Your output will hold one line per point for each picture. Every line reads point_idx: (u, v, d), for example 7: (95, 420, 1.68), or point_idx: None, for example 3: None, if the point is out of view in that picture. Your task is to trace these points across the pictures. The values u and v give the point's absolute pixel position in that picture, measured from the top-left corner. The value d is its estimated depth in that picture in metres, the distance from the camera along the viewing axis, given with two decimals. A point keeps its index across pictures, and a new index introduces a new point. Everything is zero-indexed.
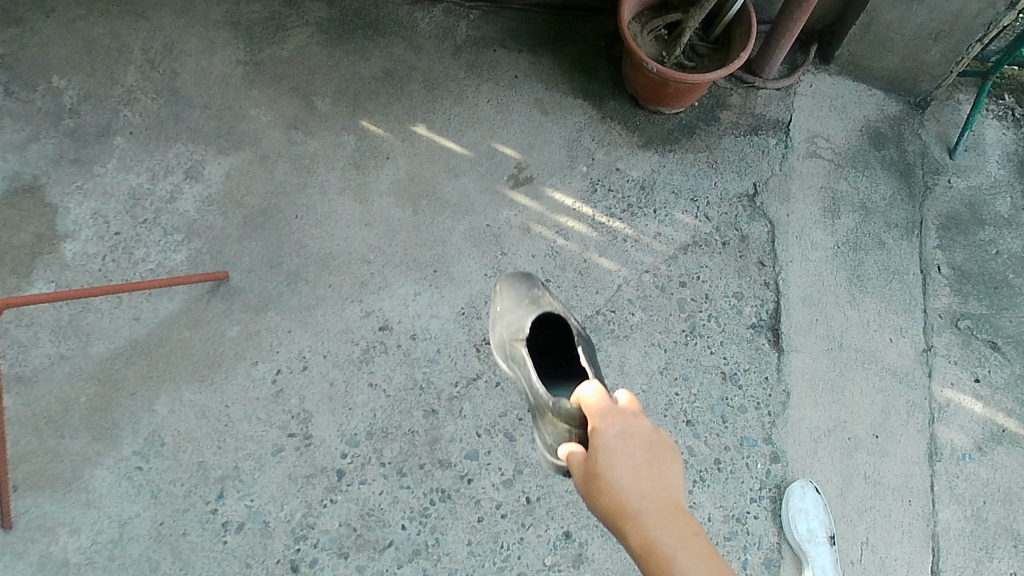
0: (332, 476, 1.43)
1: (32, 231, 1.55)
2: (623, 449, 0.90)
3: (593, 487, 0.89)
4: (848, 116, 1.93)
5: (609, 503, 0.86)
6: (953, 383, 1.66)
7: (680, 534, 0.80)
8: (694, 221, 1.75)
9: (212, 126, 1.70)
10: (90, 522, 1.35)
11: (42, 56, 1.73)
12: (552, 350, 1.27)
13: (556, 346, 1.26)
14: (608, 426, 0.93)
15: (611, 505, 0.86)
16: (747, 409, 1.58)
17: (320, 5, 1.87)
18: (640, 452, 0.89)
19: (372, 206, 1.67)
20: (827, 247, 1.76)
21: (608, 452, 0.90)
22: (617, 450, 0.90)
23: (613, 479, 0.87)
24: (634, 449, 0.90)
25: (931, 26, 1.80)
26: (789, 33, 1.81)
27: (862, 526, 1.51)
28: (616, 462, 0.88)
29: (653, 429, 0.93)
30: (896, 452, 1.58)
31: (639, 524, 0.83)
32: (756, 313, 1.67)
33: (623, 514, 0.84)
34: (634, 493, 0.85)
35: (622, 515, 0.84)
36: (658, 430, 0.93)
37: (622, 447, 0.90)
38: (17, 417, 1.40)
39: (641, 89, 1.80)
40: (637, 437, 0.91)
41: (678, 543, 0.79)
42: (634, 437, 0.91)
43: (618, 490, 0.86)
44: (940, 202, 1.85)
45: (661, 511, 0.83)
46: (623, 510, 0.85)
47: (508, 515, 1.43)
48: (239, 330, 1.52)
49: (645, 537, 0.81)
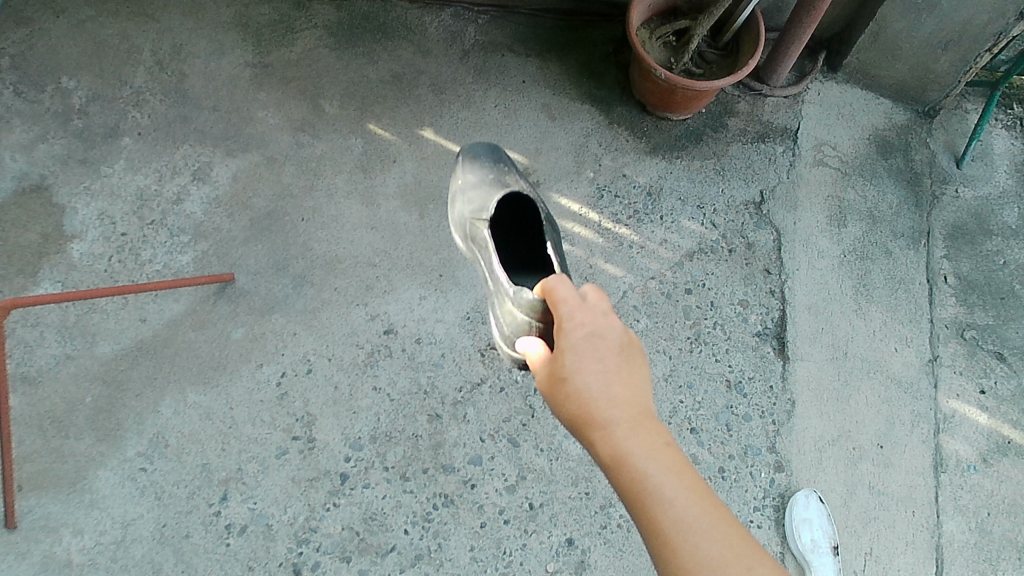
0: (335, 479, 1.43)
1: (39, 231, 1.56)
2: (593, 354, 0.92)
3: (561, 390, 0.91)
4: (856, 124, 1.92)
5: (577, 408, 0.88)
6: (958, 393, 1.65)
7: (650, 445, 0.83)
8: (700, 228, 1.75)
9: (220, 128, 1.71)
10: (93, 522, 1.35)
11: (51, 57, 1.73)
12: (513, 231, 1.35)
13: (518, 229, 1.34)
14: (575, 326, 0.94)
15: (580, 410, 0.88)
16: (752, 418, 1.58)
17: (329, 8, 1.87)
18: (610, 358, 0.91)
19: (378, 210, 1.67)
20: (833, 256, 1.76)
21: (576, 355, 0.92)
22: (586, 354, 0.91)
23: (583, 385, 0.89)
24: (604, 354, 0.92)
25: (941, 35, 1.80)
26: (798, 40, 1.81)
27: (865, 536, 1.51)
28: (586, 368, 0.90)
29: (622, 331, 0.95)
30: (901, 463, 1.58)
31: (609, 432, 0.85)
32: (762, 321, 1.67)
33: (591, 417, 0.87)
34: (604, 399, 0.87)
35: (591, 420, 0.87)
36: (624, 332, 0.95)
37: (590, 350, 0.92)
38: (21, 417, 1.41)
39: (649, 95, 1.80)
40: (607, 341, 0.93)
41: (646, 446, 0.82)
42: (603, 342, 0.93)
43: (589, 396, 0.88)
44: (947, 212, 1.84)
45: (630, 419, 0.85)
46: (593, 417, 0.87)
47: (511, 521, 1.43)
48: (245, 332, 1.52)
49: (615, 445, 0.83)
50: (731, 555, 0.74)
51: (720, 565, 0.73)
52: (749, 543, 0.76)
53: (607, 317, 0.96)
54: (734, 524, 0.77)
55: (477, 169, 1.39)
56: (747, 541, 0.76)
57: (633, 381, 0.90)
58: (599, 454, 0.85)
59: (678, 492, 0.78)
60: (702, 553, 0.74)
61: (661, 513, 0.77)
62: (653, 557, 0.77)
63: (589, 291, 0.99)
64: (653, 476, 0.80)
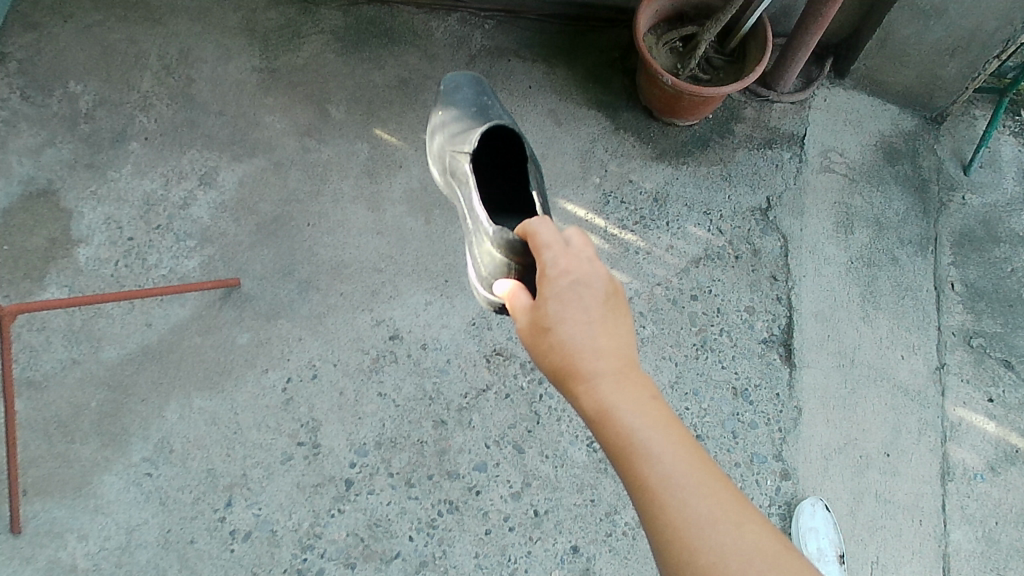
0: (340, 485, 1.42)
1: (46, 235, 1.56)
2: (577, 303, 0.84)
3: (542, 339, 0.85)
4: (863, 131, 1.92)
5: (560, 359, 0.83)
6: (965, 402, 1.65)
7: (637, 400, 0.78)
8: (706, 234, 1.75)
9: (227, 133, 1.71)
10: (98, 527, 1.35)
11: (59, 61, 1.73)
12: (494, 169, 1.34)
13: (500, 166, 1.33)
14: (559, 271, 0.87)
15: (563, 361, 0.82)
16: (758, 425, 1.57)
17: (335, 12, 1.87)
18: (596, 307, 0.85)
19: (384, 215, 1.67)
20: (840, 262, 1.75)
21: (559, 303, 0.85)
22: (569, 301, 0.85)
23: (566, 336, 0.83)
24: (589, 304, 0.85)
25: (949, 42, 1.79)
26: (805, 46, 1.80)
27: (872, 545, 1.50)
28: (569, 317, 0.84)
29: (608, 278, 0.87)
30: (908, 471, 1.57)
31: (594, 386, 0.80)
32: (768, 328, 1.66)
33: (575, 369, 0.82)
34: (588, 351, 0.82)
35: (574, 373, 0.81)
36: (611, 277, 0.88)
37: (575, 299, 0.85)
38: (27, 422, 1.41)
39: (656, 101, 1.80)
40: (592, 290, 0.85)
41: (634, 404, 0.78)
42: (588, 290, 0.85)
43: (573, 348, 0.82)
44: (955, 219, 1.84)
45: (616, 371, 0.81)
46: (576, 369, 0.81)
47: (516, 528, 1.43)
48: (250, 337, 1.52)
49: (601, 400, 0.79)
50: (723, 515, 0.71)
51: (711, 527, 0.70)
52: (741, 500, 0.73)
53: (592, 262, 0.88)
54: (725, 481, 0.74)
55: (457, 103, 1.45)
56: (739, 498, 0.73)
57: (619, 331, 0.85)
58: (582, 408, 0.80)
59: (667, 450, 0.75)
60: (692, 514, 0.71)
61: (649, 472, 0.74)
62: (638, 515, 0.74)
63: (574, 234, 0.91)
64: (642, 434, 0.76)
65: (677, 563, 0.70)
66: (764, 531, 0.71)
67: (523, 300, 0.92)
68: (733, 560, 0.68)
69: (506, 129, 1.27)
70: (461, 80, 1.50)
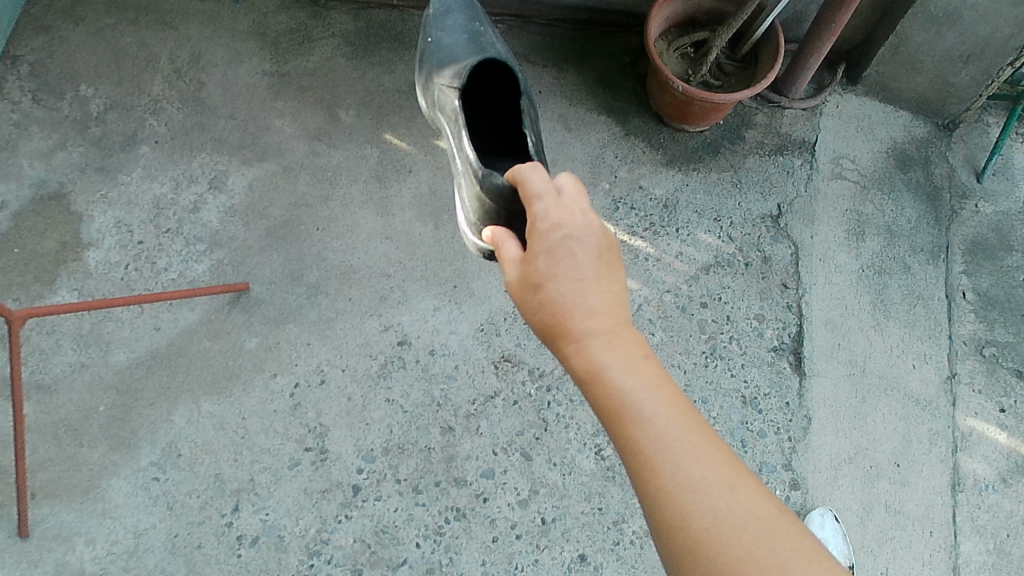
0: (348, 492, 1.42)
1: (56, 239, 1.56)
2: (568, 259, 0.78)
3: (532, 297, 0.80)
4: (875, 138, 1.90)
5: (550, 317, 0.78)
6: (976, 412, 1.63)
7: (630, 362, 0.74)
8: (716, 242, 1.74)
9: (237, 137, 1.71)
10: (106, 531, 1.35)
11: (70, 65, 1.74)
12: (482, 102, 1.31)
13: (489, 101, 1.31)
14: (548, 224, 0.80)
15: (553, 319, 0.78)
16: (767, 434, 1.56)
17: (346, 16, 1.87)
18: (588, 262, 0.79)
19: (393, 220, 1.67)
20: (851, 271, 1.74)
21: (550, 260, 0.79)
22: (559, 254, 0.79)
23: (557, 293, 0.78)
24: (581, 259, 0.79)
25: (962, 49, 1.78)
26: (817, 53, 1.79)
27: (881, 556, 1.49)
28: (560, 274, 0.78)
29: (602, 230, 0.81)
30: (918, 482, 1.56)
31: (587, 346, 0.76)
32: (778, 336, 1.66)
33: (567, 330, 0.77)
34: (580, 309, 0.77)
35: (566, 332, 0.77)
36: (604, 227, 0.81)
37: (567, 255, 0.79)
38: (36, 425, 1.41)
39: (666, 107, 1.79)
40: (586, 244, 0.79)
41: (629, 367, 0.74)
42: (581, 244, 0.79)
43: (563, 306, 0.77)
44: (967, 227, 1.82)
45: (609, 331, 0.76)
46: (568, 328, 0.77)
47: (523, 535, 1.42)
48: (259, 342, 1.52)
49: (592, 362, 0.75)
50: (717, 482, 0.67)
51: (706, 494, 0.67)
52: (738, 465, 0.69)
53: (585, 214, 0.81)
54: (721, 445, 0.71)
55: (449, 29, 1.41)
56: (736, 462, 0.70)
57: (612, 287, 0.79)
58: (574, 368, 0.77)
59: (662, 413, 0.71)
60: (688, 481, 0.68)
61: (643, 438, 0.70)
62: (632, 478, 0.71)
63: (565, 179, 0.84)
64: (635, 397, 0.72)
65: (670, 531, 0.67)
66: (761, 496, 0.68)
67: (511, 249, 0.86)
68: (729, 525, 0.65)
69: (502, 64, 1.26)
70: (451, 4, 1.46)
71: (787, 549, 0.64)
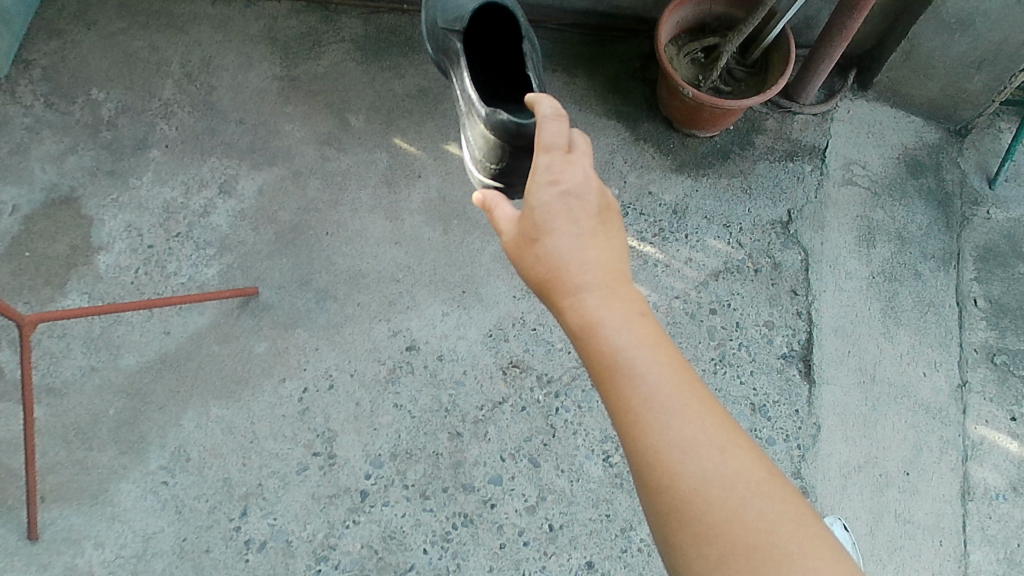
0: (355, 497, 1.42)
1: (67, 242, 1.57)
2: (565, 213, 0.77)
3: (527, 250, 0.79)
4: (886, 143, 1.89)
5: (545, 271, 0.77)
6: (987, 420, 1.62)
7: (625, 317, 0.73)
8: (726, 248, 1.73)
9: (247, 141, 1.71)
10: (115, 535, 1.36)
11: (82, 69, 1.75)
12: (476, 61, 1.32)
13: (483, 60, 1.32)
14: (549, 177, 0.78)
15: (549, 274, 0.76)
16: (776, 442, 1.56)
17: (356, 21, 1.88)
18: (585, 219, 0.77)
19: (402, 225, 1.67)
20: (861, 277, 1.73)
21: (546, 214, 0.77)
22: (556, 209, 0.77)
23: (553, 249, 0.76)
24: (578, 215, 0.77)
25: (975, 55, 1.77)
26: (829, 59, 1.78)
27: (890, 565, 1.48)
28: (557, 229, 0.77)
29: (601, 191, 0.79)
30: (928, 490, 1.55)
31: (581, 301, 0.74)
32: (788, 343, 1.65)
33: (561, 284, 0.76)
34: (576, 264, 0.75)
35: (560, 286, 0.76)
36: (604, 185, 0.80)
37: (564, 209, 0.77)
38: (46, 428, 1.42)
39: (676, 112, 1.79)
40: (585, 202, 0.78)
41: (623, 321, 0.72)
42: (579, 201, 0.78)
43: (559, 261, 0.76)
44: (978, 234, 1.81)
45: (605, 285, 0.75)
46: (562, 282, 0.75)
47: (530, 542, 1.42)
48: (267, 347, 1.52)
49: (587, 315, 0.73)
50: (707, 442, 0.67)
51: (697, 453, 0.66)
52: (730, 426, 0.69)
53: (587, 169, 0.79)
54: (713, 405, 0.70)
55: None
56: (727, 422, 0.69)
57: (609, 245, 0.78)
58: (566, 321, 0.75)
59: (654, 370, 0.70)
60: (675, 437, 0.67)
61: (635, 395, 0.69)
62: (619, 433, 0.70)
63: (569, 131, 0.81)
64: (630, 353, 0.71)
65: (657, 487, 0.67)
66: (750, 458, 0.67)
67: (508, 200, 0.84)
68: (716, 484, 0.65)
69: (502, 18, 1.27)
70: None
71: (774, 514, 0.64)
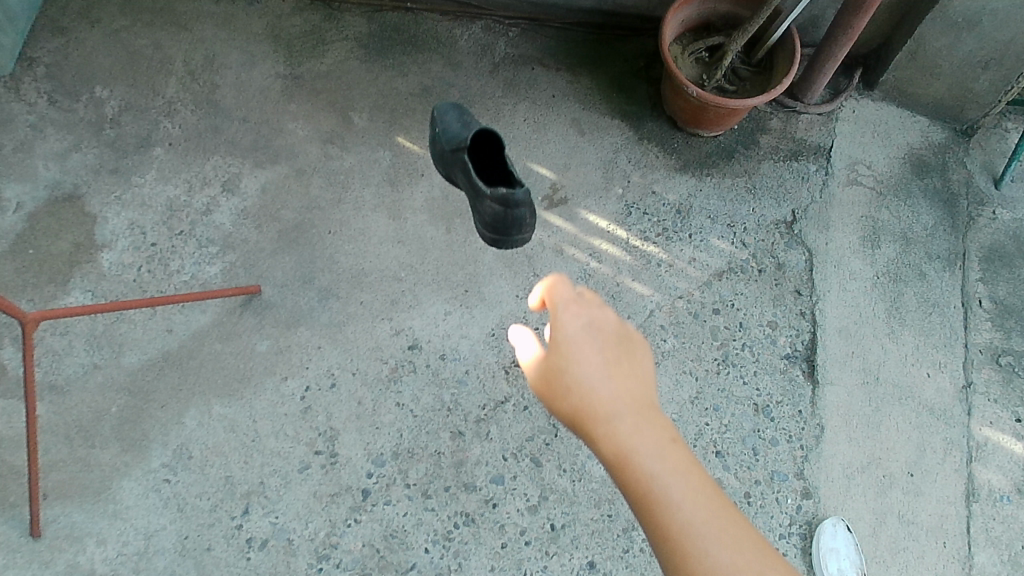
0: (357, 495, 1.42)
1: (70, 240, 1.57)
2: (591, 349, 0.82)
3: (555, 384, 0.83)
4: (891, 143, 1.89)
5: (576, 408, 0.81)
6: (992, 421, 1.61)
7: (657, 446, 0.78)
8: (730, 248, 1.73)
9: (251, 139, 1.71)
10: (116, 533, 1.36)
11: (86, 66, 1.75)
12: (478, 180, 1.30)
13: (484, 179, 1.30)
14: (572, 316, 0.83)
15: (580, 411, 0.81)
16: (779, 442, 1.55)
17: (360, 20, 1.88)
18: (610, 351, 0.82)
19: (405, 223, 1.67)
20: (866, 278, 1.72)
21: (573, 351, 0.82)
22: (583, 342, 0.82)
23: (583, 385, 0.81)
24: (603, 348, 0.82)
25: (981, 54, 1.76)
26: (834, 58, 1.78)
27: (894, 567, 1.47)
28: (586, 365, 0.81)
29: (620, 323, 0.84)
30: (931, 492, 1.54)
31: (614, 433, 0.79)
32: (791, 344, 1.64)
33: (593, 418, 0.80)
34: (606, 398, 0.80)
35: (593, 420, 0.80)
36: (621, 320, 0.85)
37: (590, 341, 0.82)
38: (49, 426, 1.42)
39: (680, 111, 1.78)
40: (607, 337, 0.83)
41: (656, 452, 0.77)
42: (603, 337, 0.83)
43: (590, 395, 0.80)
44: (984, 234, 1.80)
45: (635, 416, 0.80)
46: (595, 416, 0.80)
47: (532, 542, 1.42)
48: (270, 345, 1.52)
49: (621, 447, 0.78)
50: (745, 565, 0.73)
51: None
52: (764, 548, 0.75)
53: (603, 310, 0.84)
54: (746, 528, 0.76)
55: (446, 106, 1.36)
56: (760, 543, 0.75)
57: (633, 375, 0.82)
58: (600, 452, 0.80)
59: (689, 498, 0.75)
60: (717, 565, 0.73)
61: (673, 524, 0.74)
62: (661, 559, 0.76)
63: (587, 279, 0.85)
64: (665, 482, 0.76)
65: None
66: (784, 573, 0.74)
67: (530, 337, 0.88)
68: None
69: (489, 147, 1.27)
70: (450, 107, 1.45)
71: None
